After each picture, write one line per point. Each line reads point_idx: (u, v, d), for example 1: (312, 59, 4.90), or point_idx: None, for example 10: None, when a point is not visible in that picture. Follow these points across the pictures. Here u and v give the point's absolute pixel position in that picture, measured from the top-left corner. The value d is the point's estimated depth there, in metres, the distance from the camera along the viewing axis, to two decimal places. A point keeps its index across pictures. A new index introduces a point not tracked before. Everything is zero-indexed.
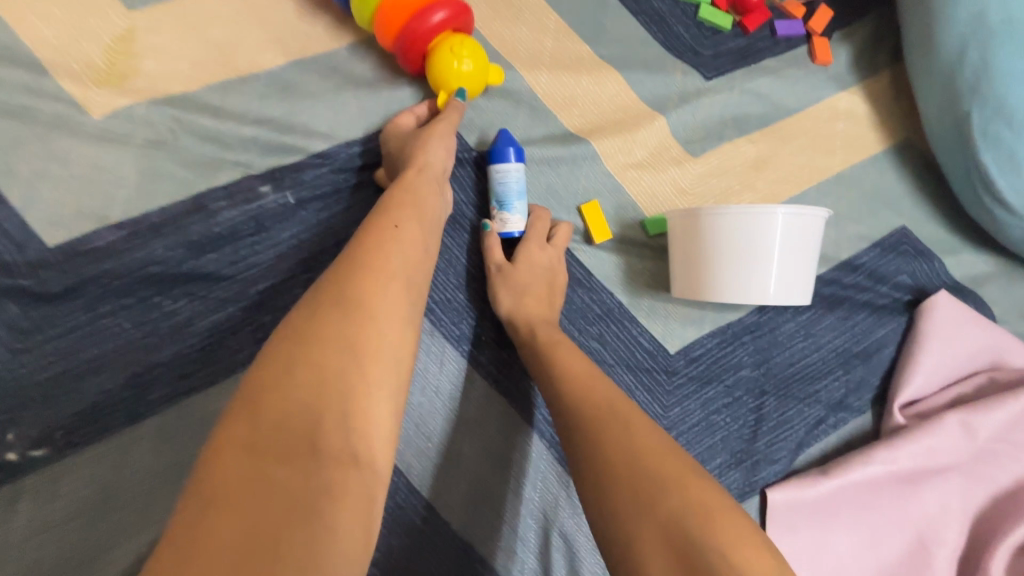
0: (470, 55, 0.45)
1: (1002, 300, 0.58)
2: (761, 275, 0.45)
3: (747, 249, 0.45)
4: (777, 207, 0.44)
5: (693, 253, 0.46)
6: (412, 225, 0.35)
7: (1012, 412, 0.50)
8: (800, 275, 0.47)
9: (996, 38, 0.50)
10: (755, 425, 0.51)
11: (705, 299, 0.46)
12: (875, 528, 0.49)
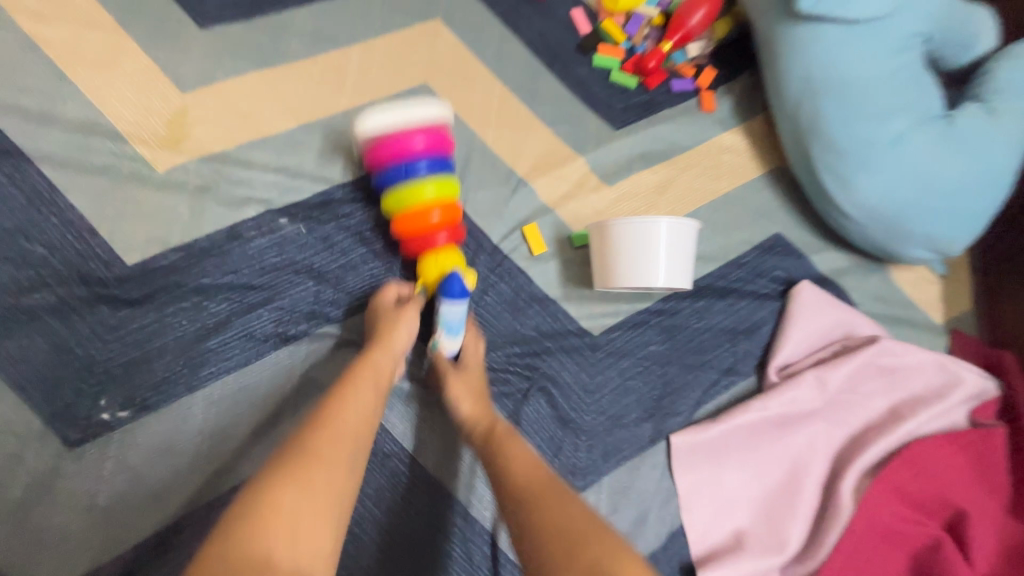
0: (455, 263, 0.58)
1: (858, 287, 0.75)
2: (653, 270, 0.61)
3: (642, 248, 0.60)
4: (659, 219, 0.59)
5: (605, 253, 0.62)
6: (366, 390, 0.48)
7: (854, 369, 0.66)
8: (682, 268, 0.62)
9: (820, 93, 0.67)
10: (663, 386, 0.66)
11: (616, 285, 0.63)
12: (758, 462, 0.64)
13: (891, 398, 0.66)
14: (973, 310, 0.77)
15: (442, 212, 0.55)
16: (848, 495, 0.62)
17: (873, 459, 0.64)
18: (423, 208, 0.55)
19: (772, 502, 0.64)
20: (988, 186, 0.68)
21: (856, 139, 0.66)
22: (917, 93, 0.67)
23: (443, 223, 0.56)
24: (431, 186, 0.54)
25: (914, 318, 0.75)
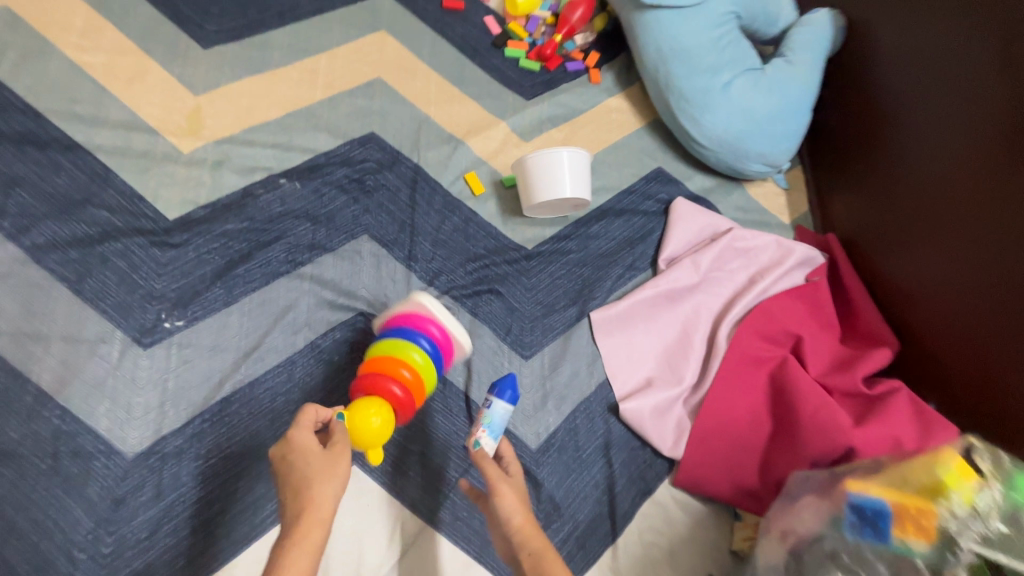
0: (377, 427, 0.61)
1: (723, 200, 1.00)
2: (562, 185, 0.81)
3: (550, 171, 0.81)
4: (561, 148, 0.81)
5: (525, 181, 0.83)
6: (312, 533, 0.49)
7: (717, 251, 0.90)
8: (582, 186, 0.84)
9: (669, 58, 0.93)
10: (583, 280, 0.88)
11: (534, 202, 0.82)
12: (657, 326, 0.86)
13: (747, 270, 0.91)
14: (808, 212, 1.05)
15: (411, 377, 0.65)
16: (724, 338, 0.85)
17: (738, 312, 0.87)
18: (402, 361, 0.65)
19: (671, 353, 0.86)
20: (795, 116, 0.94)
21: (698, 88, 0.92)
22: (737, 54, 0.94)
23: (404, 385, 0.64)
24: (418, 355, 0.67)
25: (767, 219, 1.01)
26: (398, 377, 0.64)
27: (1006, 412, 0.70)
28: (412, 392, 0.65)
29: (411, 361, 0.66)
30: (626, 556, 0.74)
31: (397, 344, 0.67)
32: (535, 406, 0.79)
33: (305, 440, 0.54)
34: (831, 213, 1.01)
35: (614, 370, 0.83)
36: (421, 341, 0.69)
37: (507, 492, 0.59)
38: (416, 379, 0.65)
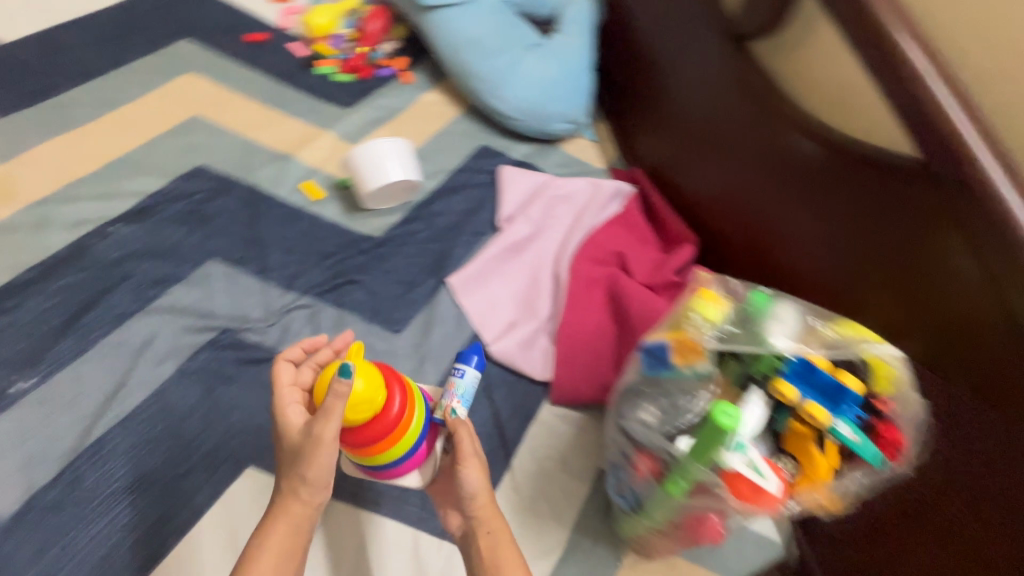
0: (360, 388, 0.58)
1: (544, 161, 1.15)
2: (390, 169, 0.91)
3: (376, 161, 0.91)
4: (381, 139, 0.91)
5: (356, 175, 0.91)
6: (315, 488, 0.58)
7: (542, 205, 1.05)
8: (410, 168, 0.94)
9: (459, 48, 1.08)
10: (437, 253, 0.97)
11: (368, 192, 0.91)
12: (508, 276, 0.98)
13: (573, 211, 1.05)
14: (619, 155, 1.23)
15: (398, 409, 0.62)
16: (564, 272, 0.98)
17: (572, 248, 1.01)
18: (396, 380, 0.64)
19: (525, 296, 0.97)
20: (579, 76, 1.11)
21: (490, 68, 1.07)
22: (518, 34, 1.09)
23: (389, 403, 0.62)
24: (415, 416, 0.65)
25: (586, 168, 1.17)
26: (404, 399, 0.63)
27: (783, 277, 0.91)
28: (389, 432, 0.62)
29: (411, 420, 0.64)
30: (523, 474, 0.84)
31: (420, 399, 0.68)
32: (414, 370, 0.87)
33: (291, 412, 0.60)
34: (637, 147, 1.18)
35: (480, 322, 0.93)
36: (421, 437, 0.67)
37: (472, 469, 0.64)
38: (383, 435, 0.62)
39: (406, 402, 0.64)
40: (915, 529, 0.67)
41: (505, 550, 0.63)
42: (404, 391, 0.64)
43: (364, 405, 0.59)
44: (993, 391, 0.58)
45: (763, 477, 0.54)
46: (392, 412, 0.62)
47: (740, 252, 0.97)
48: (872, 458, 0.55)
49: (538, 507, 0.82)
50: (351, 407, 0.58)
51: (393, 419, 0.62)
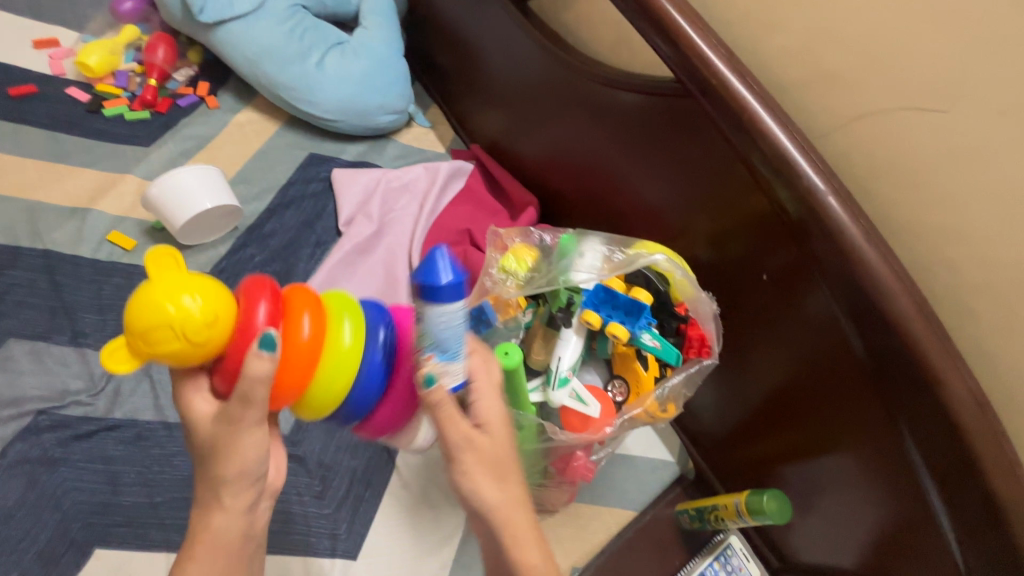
0: (184, 304, 0.46)
1: (380, 157, 1.13)
2: (200, 199, 0.88)
3: (181, 194, 0.87)
4: (181, 170, 0.88)
5: (162, 213, 0.88)
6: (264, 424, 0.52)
7: (382, 199, 1.04)
8: (223, 195, 0.90)
9: (258, 62, 1.04)
10: (279, 275, 0.94)
11: (178, 228, 0.88)
12: (359, 278, 0.96)
13: (416, 200, 1.04)
14: (459, 135, 1.23)
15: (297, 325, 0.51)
16: (415, 261, 0.98)
17: (419, 236, 1.01)
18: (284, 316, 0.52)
19: (382, 293, 0.96)
20: (391, 65, 1.09)
21: (296, 76, 1.04)
22: (316, 35, 1.07)
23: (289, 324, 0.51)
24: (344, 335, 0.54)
25: (425, 155, 1.17)
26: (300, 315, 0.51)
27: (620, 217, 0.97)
28: (281, 354, 0.50)
29: (342, 333, 0.53)
30: (409, 469, 0.83)
31: (350, 305, 0.56)
32: None
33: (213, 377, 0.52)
34: (472, 125, 1.19)
35: None
36: (377, 337, 0.56)
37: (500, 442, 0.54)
38: (313, 345, 0.51)
39: (318, 317, 0.53)
40: (785, 382, 0.82)
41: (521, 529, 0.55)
42: (296, 308, 0.52)
43: (204, 326, 0.47)
44: (791, 271, 0.73)
45: (584, 404, 0.64)
46: (261, 325, 0.49)
47: (579, 207, 1.03)
48: (675, 359, 0.65)
49: (432, 496, 0.82)
50: (154, 336, 0.46)
51: (313, 337, 0.51)
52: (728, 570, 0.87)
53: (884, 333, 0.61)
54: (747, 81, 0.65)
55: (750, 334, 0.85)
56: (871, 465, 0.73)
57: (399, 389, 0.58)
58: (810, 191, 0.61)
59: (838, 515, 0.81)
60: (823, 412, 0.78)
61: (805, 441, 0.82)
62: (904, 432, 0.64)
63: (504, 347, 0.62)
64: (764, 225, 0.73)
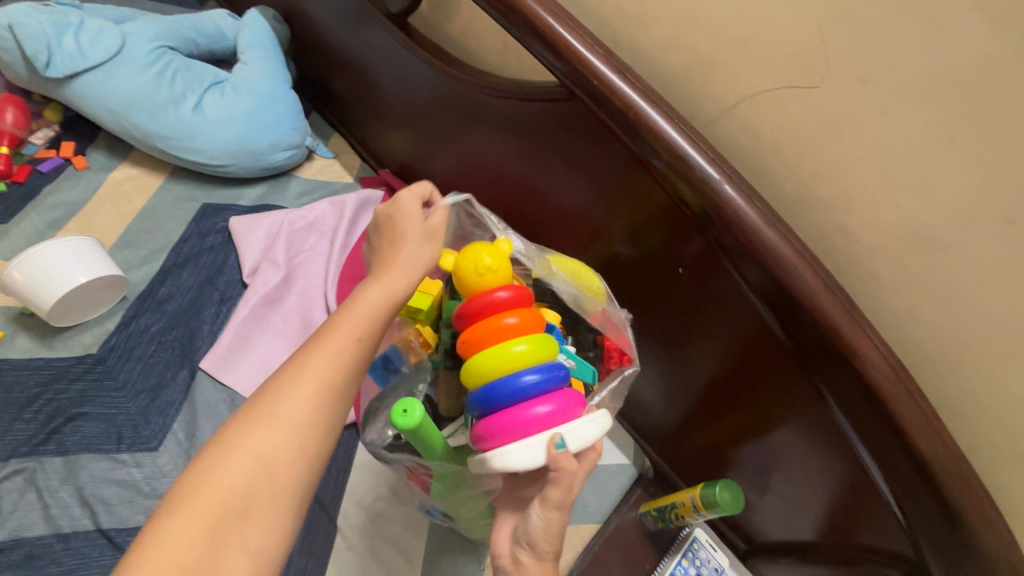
0: (490, 257, 0.64)
1: (282, 197, 1.06)
2: (73, 273, 0.79)
3: (46, 273, 0.79)
4: (42, 246, 0.80)
5: (29, 296, 0.79)
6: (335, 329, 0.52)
7: (289, 242, 0.97)
8: (96, 265, 0.82)
9: (126, 113, 0.96)
10: (183, 344, 0.85)
11: (50, 309, 0.79)
12: (275, 332, 0.89)
13: (325, 237, 0.99)
14: (368, 161, 1.17)
15: (518, 317, 0.59)
16: (333, 302, 0.92)
17: (335, 275, 0.95)
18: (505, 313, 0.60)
19: (300, 340, 0.90)
20: (277, 98, 1.03)
21: (171, 124, 0.96)
22: (188, 76, 0.99)
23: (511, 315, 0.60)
24: (523, 345, 0.57)
25: (332, 188, 1.11)
26: (513, 315, 0.59)
27: (542, 225, 0.94)
28: (482, 323, 0.59)
29: (513, 348, 0.57)
30: (354, 528, 0.78)
31: (546, 349, 0.58)
32: None
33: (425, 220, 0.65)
34: (380, 149, 1.14)
35: None
36: (525, 376, 0.55)
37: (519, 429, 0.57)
38: (501, 336, 0.58)
39: (526, 329, 0.59)
40: (719, 368, 0.82)
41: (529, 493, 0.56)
42: (519, 307, 0.61)
43: (487, 271, 0.63)
44: (704, 260, 0.73)
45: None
46: (495, 298, 0.60)
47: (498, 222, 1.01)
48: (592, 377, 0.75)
49: (382, 553, 0.77)
50: (466, 265, 0.65)
51: (505, 334, 0.58)
52: (697, 565, 0.86)
53: (796, 312, 0.60)
54: (629, 79, 0.63)
55: (680, 325, 0.84)
56: (810, 435, 0.74)
57: (502, 422, 0.55)
58: (704, 181, 0.60)
59: (791, 490, 0.82)
60: (758, 393, 0.78)
61: (747, 423, 0.83)
62: (828, 399, 0.66)
63: (403, 404, 0.60)
64: (672, 219, 0.73)
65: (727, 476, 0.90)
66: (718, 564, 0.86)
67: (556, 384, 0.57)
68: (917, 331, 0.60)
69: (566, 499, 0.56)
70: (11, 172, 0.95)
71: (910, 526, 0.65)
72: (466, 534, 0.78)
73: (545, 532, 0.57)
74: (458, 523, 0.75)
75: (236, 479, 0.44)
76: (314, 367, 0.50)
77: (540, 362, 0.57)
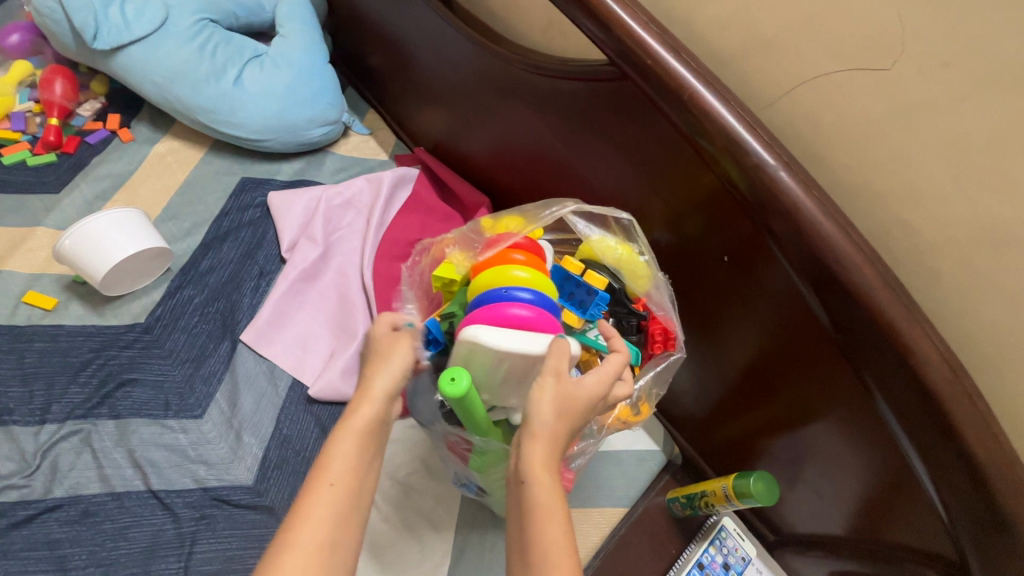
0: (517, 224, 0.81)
1: (318, 173, 1.07)
2: (123, 245, 0.81)
3: (98, 244, 0.81)
4: (93, 217, 0.82)
5: (82, 265, 0.82)
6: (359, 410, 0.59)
7: (326, 218, 0.97)
8: (143, 237, 0.84)
9: (170, 87, 0.97)
10: (224, 316, 0.88)
11: (100, 279, 0.82)
12: (312, 306, 0.91)
13: (362, 215, 0.99)
14: (403, 137, 1.17)
15: (524, 256, 0.71)
16: (369, 279, 0.93)
17: (371, 252, 0.95)
18: (515, 253, 0.72)
19: (336, 316, 0.91)
20: (315, 73, 1.02)
21: (213, 98, 0.97)
22: (229, 49, 0.99)
23: (522, 257, 0.71)
24: (523, 271, 0.68)
25: (367, 165, 1.11)
26: (521, 255, 0.71)
27: None
28: (494, 259, 0.72)
29: (514, 269, 0.68)
30: (387, 500, 0.80)
31: (540, 279, 0.69)
32: (231, 449, 0.78)
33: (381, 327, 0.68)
34: (415, 126, 1.13)
35: (297, 367, 0.86)
36: (522, 290, 0.65)
37: (547, 395, 0.56)
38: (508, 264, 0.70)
39: (529, 265, 0.71)
40: (759, 359, 0.80)
41: (541, 468, 0.54)
42: (531, 251, 0.74)
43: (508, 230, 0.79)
44: (751, 249, 0.71)
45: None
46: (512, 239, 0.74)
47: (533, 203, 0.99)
48: (636, 355, 0.78)
49: (414, 526, 0.79)
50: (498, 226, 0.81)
51: (511, 261, 0.70)
52: (724, 553, 0.86)
53: (849, 306, 0.58)
54: (684, 58, 0.61)
55: (721, 315, 0.82)
56: (851, 432, 0.72)
57: (496, 314, 0.62)
58: (759, 167, 0.58)
59: (824, 484, 0.81)
60: (798, 386, 0.77)
61: (783, 415, 0.81)
62: (874, 396, 0.64)
63: (450, 373, 0.59)
64: (719, 205, 0.71)
65: (758, 467, 0.89)
66: (744, 554, 0.87)
67: (545, 306, 0.65)
68: (980, 332, 0.58)
69: (559, 379, 0.57)
70: (61, 143, 0.97)
71: (952, 524, 0.63)
72: (497, 510, 0.79)
73: (535, 436, 0.55)
74: (492, 497, 0.77)
75: (307, 544, 0.50)
76: (341, 442, 0.56)
77: (536, 287, 0.67)
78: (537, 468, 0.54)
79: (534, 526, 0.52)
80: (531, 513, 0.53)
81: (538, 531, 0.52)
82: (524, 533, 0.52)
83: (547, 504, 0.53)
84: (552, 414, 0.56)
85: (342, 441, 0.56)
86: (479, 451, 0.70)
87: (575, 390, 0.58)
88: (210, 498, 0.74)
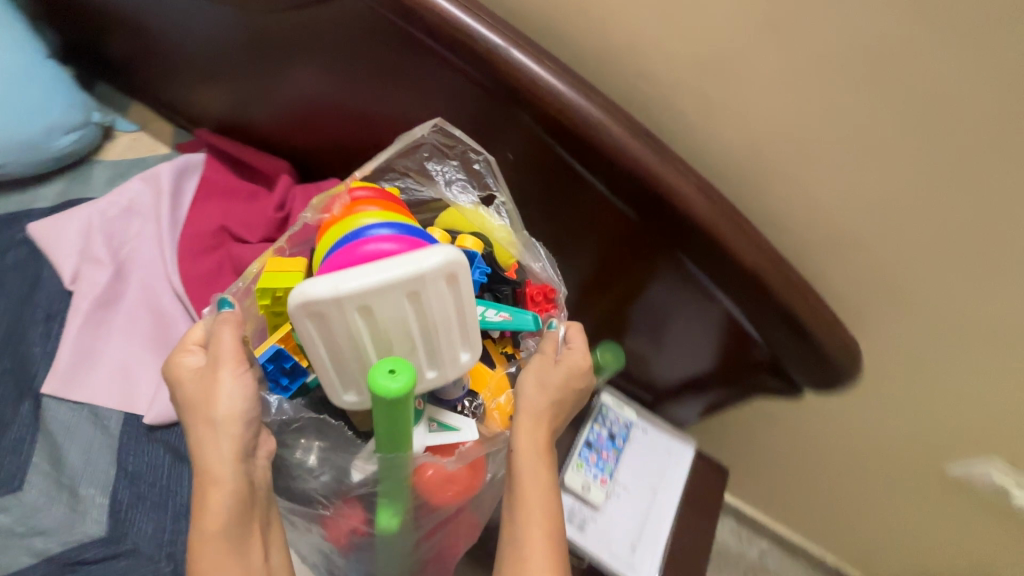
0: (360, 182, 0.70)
1: (87, 187, 0.93)
2: None
3: None
4: None
5: None
6: (209, 492, 0.51)
7: (108, 234, 0.86)
8: None
9: None
10: (14, 375, 0.76)
11: None
12: (122, 332, 0.81)
13: (150, 220, 0.88)
14: (181, 125, 1.04)
15: (375, 199, 0.62)
16: (178, 284, 0.84)
17: (173, 255, 0.86)
18: (359, 199, 0.63)
19: (155, 333, 0.82)
20: (31, 74, 0.87)
21: None
22: None
23: (373, 201, 0.62)
24: (377, 211, 0.59)
25: (146, 163, 0.98)
26: (368, 199, 0.63)
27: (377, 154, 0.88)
28: (340, 212, 0.62)
29: (362, 215, 0.58)
30: None
31: (396, 216, 0.60)
32: (70, 509, 0.70)
33: (185, 365, 0.59)
34: (188, 110, 1.01)
35: (125, 401, 0.78)
36: (372, 228, 0.56)
37: (529, 382, 0.64)
38: (355, 212, 0.60)
39: (383, 206, 0.61)
40: (592, 261, 0.82)
41: (524, 450, 0.60)
42: (387, 198, 0.64)
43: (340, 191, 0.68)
44: (533, 151, 0.71)
45: (456, 431, 0.64)
46: (351, 192, 0.64)
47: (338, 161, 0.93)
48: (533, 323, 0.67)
49: None
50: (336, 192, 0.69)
51: (357, 209, 0.61)
52: (609, 425, 0.93)
53: (611, 165, 0.62)
54: None
55: (547, 231, 0.82)
56: (679, 297, 0.76)
57: (358, 258, 0.53)
58: (491, 52, 0.60)
59: (679, 340, 0.87)
60: (620, 269, 0.80)
61: (624, 298, 0.85)
62: (671, 252, 0.69)
63: (389, 364, 0.47)
64: (488, 114, 0.69)
65: (626, 343, 0.94)
66: (626, 420, 0.95)
67: (408, 234, 0.56)
68: (724, 154, 0.63)
69: (535, 368, 0.65)
70: None
71: (770, 345, 0.74)
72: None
73: (523, 421, 0.62)
74: (385, 542, 0.65)
75: None
76: (204, 533, 0.51)
77: (392, 220, 0.58)
78: (523, 454, 0.60)
79: (519, 507, 0.58)
80: (516, 499, 0.58)
81: (523, 512, 0.58)
82: (512, 517, 0.58)
83: (530, 467, 0.59)
84: (538, 386, 0.64)
85: (211, 523, 0.51)
86: (385, 494, 0.59)
87: (556, 367, 0.65)
88: (60, 566, 0.67)
